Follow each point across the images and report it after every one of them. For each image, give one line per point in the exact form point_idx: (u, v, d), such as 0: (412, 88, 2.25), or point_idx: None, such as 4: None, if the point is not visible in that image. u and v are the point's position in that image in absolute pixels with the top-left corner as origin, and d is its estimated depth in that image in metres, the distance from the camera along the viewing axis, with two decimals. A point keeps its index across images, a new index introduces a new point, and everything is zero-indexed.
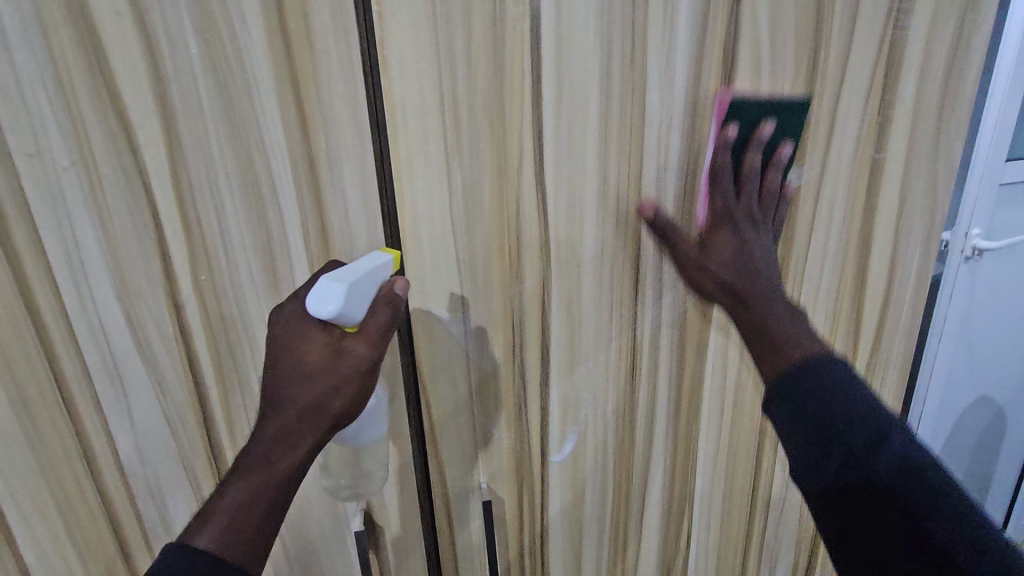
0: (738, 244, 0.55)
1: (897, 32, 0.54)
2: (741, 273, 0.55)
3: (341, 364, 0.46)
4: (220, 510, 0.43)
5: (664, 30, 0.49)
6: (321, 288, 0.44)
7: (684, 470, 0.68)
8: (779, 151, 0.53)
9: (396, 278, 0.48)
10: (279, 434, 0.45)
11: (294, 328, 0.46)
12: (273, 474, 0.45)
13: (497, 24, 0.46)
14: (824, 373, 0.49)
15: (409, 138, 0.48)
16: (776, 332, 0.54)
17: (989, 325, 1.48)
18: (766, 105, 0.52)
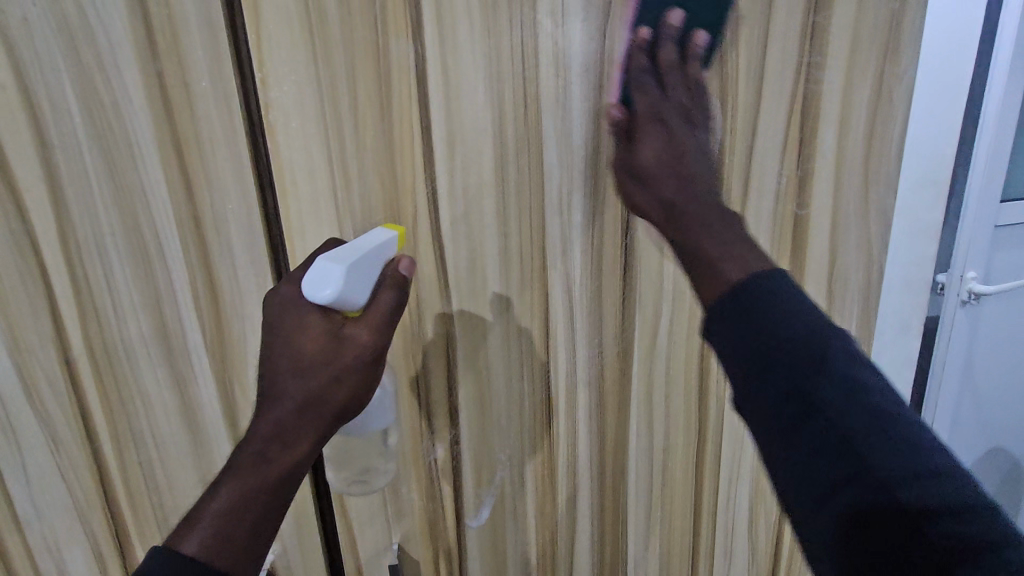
0: (667, 139, 0.46)
1: (810, 85, 0.52)
2: (668, 162, 0.45)
3: (342, 357, 0.44)
4: (209, 511, 0.40)
5: (556, 90, 0.49)
6: (318, 268, 0.41)
7: (614, 535, 0.64)
8: (693, 39, 0.46)
9: (400, 257, 0.46)
10: (275, 431, 0.43)
11: (290, 314, 0.43)
12: (268, 472, 0.42)
13: (384, 86, 0.46)
14: (758, 302, 0.38)
15: (299, 199, 0.48)
16: (683, 201, 0.45)
17: (996, 371, 1.40)
18: None
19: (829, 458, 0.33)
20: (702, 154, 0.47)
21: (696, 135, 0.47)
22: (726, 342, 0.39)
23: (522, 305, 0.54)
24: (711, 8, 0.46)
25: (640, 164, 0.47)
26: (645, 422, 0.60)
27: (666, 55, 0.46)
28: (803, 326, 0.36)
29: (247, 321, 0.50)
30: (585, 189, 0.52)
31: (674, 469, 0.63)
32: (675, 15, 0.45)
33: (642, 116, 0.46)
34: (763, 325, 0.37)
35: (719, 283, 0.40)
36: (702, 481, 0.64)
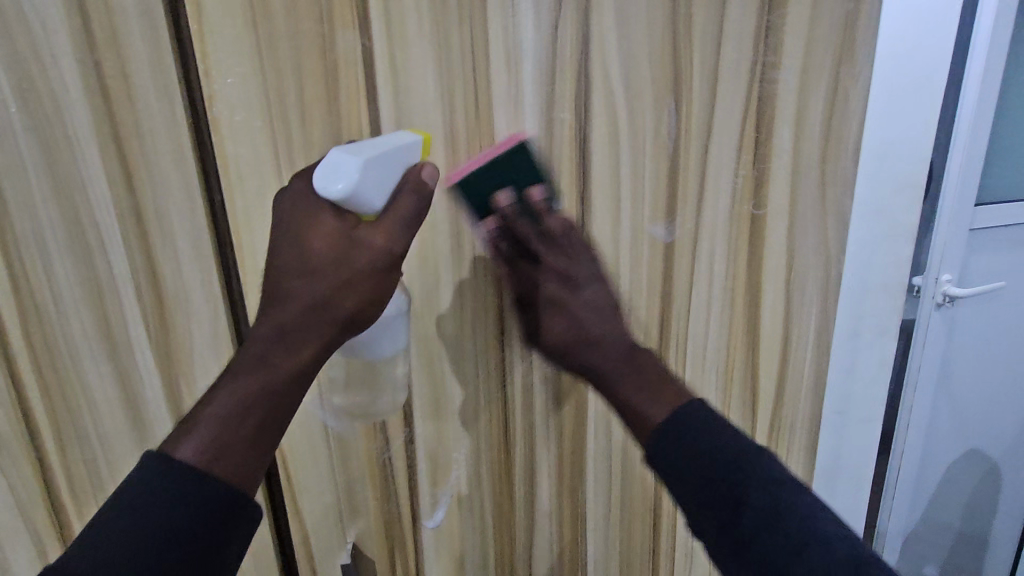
0: (594, 307, 0.50)
1: (765, 84, 0.52)
2: (607, 329, 0.50)
3: (355, 258, 0.41)
4: (207, 415, 0.37)
5: (509, 86, 0.48)
6: (332, 163, 0.40)
7: (574, 534, 0.64)
8: (530, 197, 0.45)
9: (425, 162, 0.43)
10: (279, 333, 0.40)
11: (300, 211, 0.41)
12: (272, 376, 0.40)
13: (331, 81, 0.46)
14: (687, 430, 0.44)
15: (245, 194, 0.48)
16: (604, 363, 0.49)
17: (972, 375, 1.41)
18: (497, 171, 0.44)
19: (712, 507, 0.42)
20: (604, 316, 0.51)
21: (581, 295, 0.51)
22: (675, 468, 0.43)
23: (477, 304, 0.54)
24: (530, 171, 0.45)
25: (556, 344, 0.51)
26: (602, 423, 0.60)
27: (522, 230, 0.47)
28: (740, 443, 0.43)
29: (194, 316, 0.50)
30: None
31: (630, 465, 0.64)
32: (506, 190, 0.44)
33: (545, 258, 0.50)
34: (701, 460, 0.43)
35: (647, 422, 0.46)
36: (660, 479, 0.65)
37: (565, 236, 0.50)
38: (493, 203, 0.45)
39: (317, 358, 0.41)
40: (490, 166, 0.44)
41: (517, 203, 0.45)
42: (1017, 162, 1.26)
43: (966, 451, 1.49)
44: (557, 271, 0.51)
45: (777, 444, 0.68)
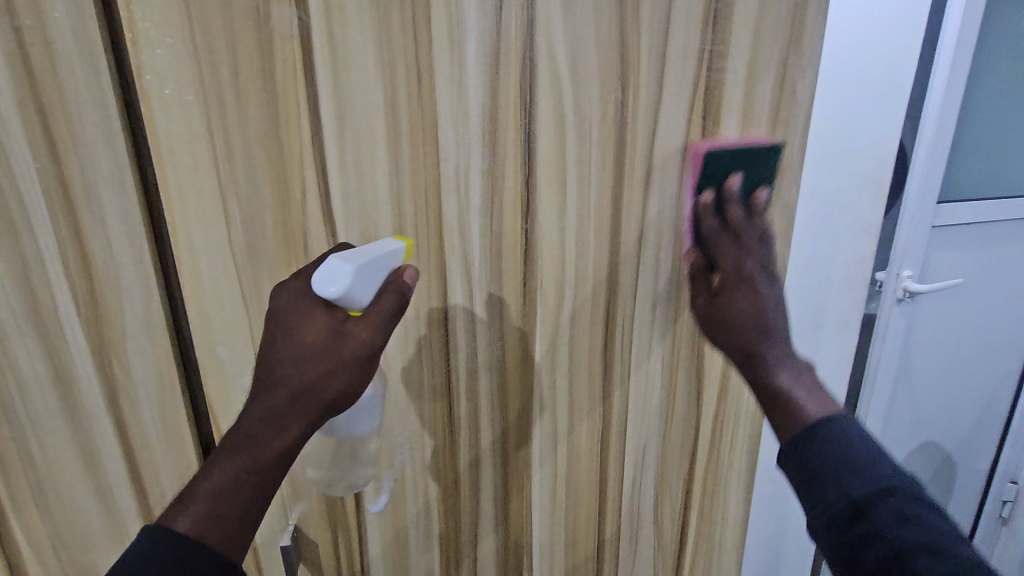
0: (754, 296, 0.53)
1: (711, 74, 0.53)
2: (753, 315, 0.53)
3: (341, 349, 0.43)
4: (200, 493, 0.40)
5: (453, 65, 0.48)
6: (327, 267, 0.43)
7: (518, 519, 0.64)
8: (756, 195, 0.55)
9: (406, 266, 0.47)
10: (266, 417, 0.42)
11: (295, 304, 0.44)
12: (260, 457, 0.41)
13: (266, 55, 0.45)
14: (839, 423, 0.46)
15: (178, 170, 0.46)
16: (767, 347, 0.51)
17: (931, 369, 1.44)
18: (736, 159, 0.54)
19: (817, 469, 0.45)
20: (781, 308, 0.53)
21: (773, 285, 0.54)
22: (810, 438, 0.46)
23: (420, 292, 0.53)
24: (762, 174, 0.55)
25: (725, 312, 0.55)
26: (549, 408, 0.61)
27: (734, 215, 0.54)
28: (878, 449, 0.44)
29: (125, 295, 0.48)
30: (484, 170, 0.51)
31: (578, 456, 0.64)
32: (762, 192, 0.55)
33: (711, 240, 0.55)
34: (825, 476, 0.44)
35: (803, 418, 0.47)
36: (607, 467, 0.65)
37: (753, 229, 0.54)
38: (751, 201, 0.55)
39: (300, 441, 0.43)
40: (731, 152, 0.53)
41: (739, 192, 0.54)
42: (982, 161, 1.28)
43: (924, 443, 1.53)
44: (760, 232, 0.55)
45: (721, 433, 0.69)
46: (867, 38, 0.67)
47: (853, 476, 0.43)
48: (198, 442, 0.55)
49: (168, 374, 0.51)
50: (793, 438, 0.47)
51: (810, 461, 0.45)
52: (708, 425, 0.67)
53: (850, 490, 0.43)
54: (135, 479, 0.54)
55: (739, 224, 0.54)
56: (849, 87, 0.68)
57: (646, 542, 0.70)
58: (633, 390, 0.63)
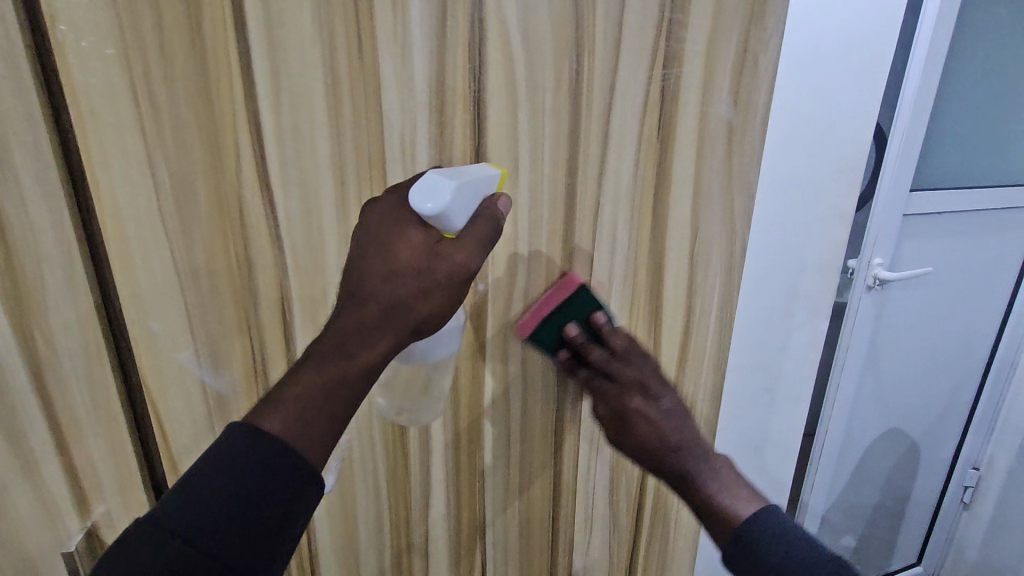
0: (652, 430, 0.60)
1: (671, 44, 0.51)
2: (658, 446, 0.60)
3: (435, 269, 0.43)
4: (291, 396, 0.40)
5: (395, 26, 0.45)
6: (425, 185, 0.43)
7: (471, 501, 0.63)
8: (594, 320, 0.57)
9: (499, 195, 0.48)
10: (356, 331, 0.42)
11: (391, 222, 0.44)
12: (349, 369, 0.42)
13: (193, 7, 0.42)
14: (767, 520, 0.52)
15: (99, 128, 0.43)
16: (670, 454, 0.59)
17: (899, 357, 1.45)
18: (559, 315, 0.57)
19: (741, 547, 0.52)
20: (663, 382, 0.62)
21: (659, 399, 0.61)
22: (750, 522, 0.52)
23: None
24: (590, 304, 0.57)
25: (640, 450, 0.60)
26: (501, 388, 0.59)
27: (594, 356, 0.58)
28: (804, 550, 0.49)
29: (46, 263, 0.45)
30: (430, 139, 0.49)
31: (531, 437, 0.63)
32: (570, 330, 0.57)
33: (588, 389, 0.61)
34: (754, 549, 0.51)
35: (732, 522, 0.53)
36: (560, 448, 0.64)
37: (620, 337, 0.58)
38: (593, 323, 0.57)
39: (387, 360, 0.43)
40: (554, 308, 0.56)
41: (583, 334, 0.58)
42: (956, 150, 1.28)
43: (890, 429, 1.56)
44: (631, 351, 0.60)
45: None
46: (841, 18, 0.65)
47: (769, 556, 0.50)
48: (132, 418, 0.53)
49: (96, 347, 0.49)
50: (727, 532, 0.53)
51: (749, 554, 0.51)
52: None
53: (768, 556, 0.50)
54: (65, 456, 0.51)
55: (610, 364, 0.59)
56: (823, 69, 0.66)
57: (600, 525, 0.70)
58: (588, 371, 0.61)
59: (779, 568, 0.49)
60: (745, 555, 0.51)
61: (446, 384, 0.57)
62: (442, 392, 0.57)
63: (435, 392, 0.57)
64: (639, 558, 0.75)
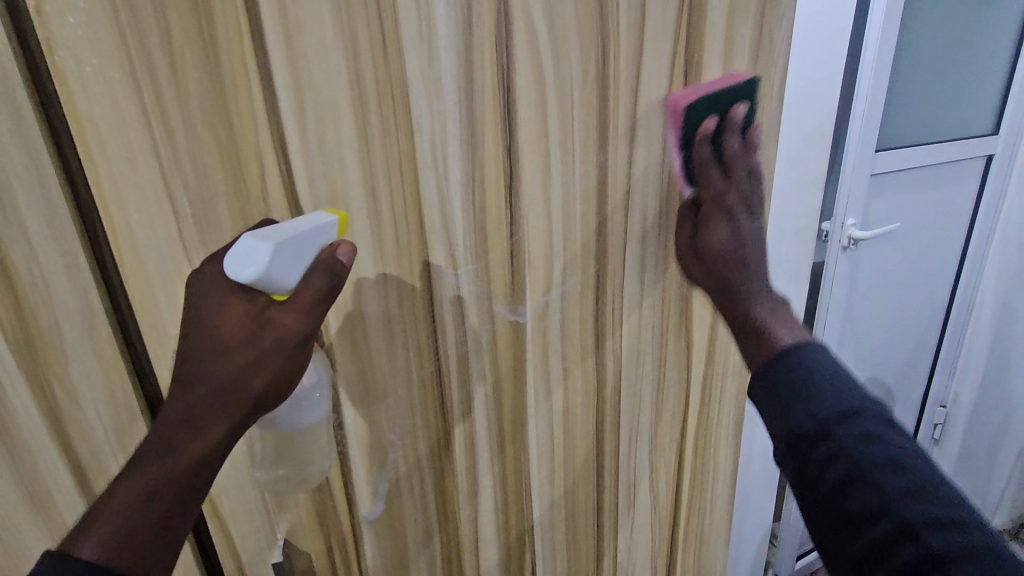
0: (732, 232, 0.56)
1: (691, 29, 0.51)
2: (722, 286, 0.57)
3: (263, 339, 0.39)
4: (110, 506, 0.34)
5: (421, 26, 0.43)
6: (240, 248, 0.36)
7: (519, 503, 0.63)
8: (733, 113, 0.51)
9: (340, 242, 0.42)
10: (183, 419, 0.37)
11: (209, 290, 0.38)
12: (178, 465, 0.37)
13: (205, 18, 0.38)
14: (808, 365, 0.47)
15: (108, 158, 0.39)
16: (743, 254, 0.56)
17: (869, 312, 1.52)
18: (721, 100, 0.50)
19: (800, 405, 0.46)
20: (758, 242, 0.56)
21: (755, 222, 0.57)
22: (770, 385, 0.48)
23: (402, 277, 0.49)
24: (746, 91, 0.51)
25: (705, 248, 0.57)
26: (543, 388, 0.59)
27: (731, 147, 0.52)
28: (829, 394, 0.45)
29: (60, 310, 0.41)
30: (462, 143, 0.47)
31: (574, 432, 0.62)
32: (740, 109, 0.51)
33: (699, 171, 0.53)
34: (796, 394, 0.46)
35: (772, 344, 0.51)
36: (603, 438, 0.64)
37: (745, 159, 0.53)
38: (728, 114, 0.51)
39: (225, 443, 0.38)
40: (712, 98, 0.50)
41: (715, 126, 0.52)
42: (915, 108, 1.34)
43: (870, 380, 1.64)
44: (743, 195, 0.55)
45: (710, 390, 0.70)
46: None
47: (840, 393, 0.45)
48: None
49: (123, 394, 0.45)
50: (773, 380, 0.48)
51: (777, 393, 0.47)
52: (698, 386, 0.69)
53: (823, 413, 0.44)
54: None
55: (743, 159, 0.53)
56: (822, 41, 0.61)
57: (641, 508, 0.71)
58: (625, 361, 0.62)
59: (870, 447, 0.42)
60: (795, 397, 0.46)
61: (324, 445, 0.51)
62: (321, 452, 0.51)
63: (313, 454, 0.50)
64: (678, 533, 0.76)
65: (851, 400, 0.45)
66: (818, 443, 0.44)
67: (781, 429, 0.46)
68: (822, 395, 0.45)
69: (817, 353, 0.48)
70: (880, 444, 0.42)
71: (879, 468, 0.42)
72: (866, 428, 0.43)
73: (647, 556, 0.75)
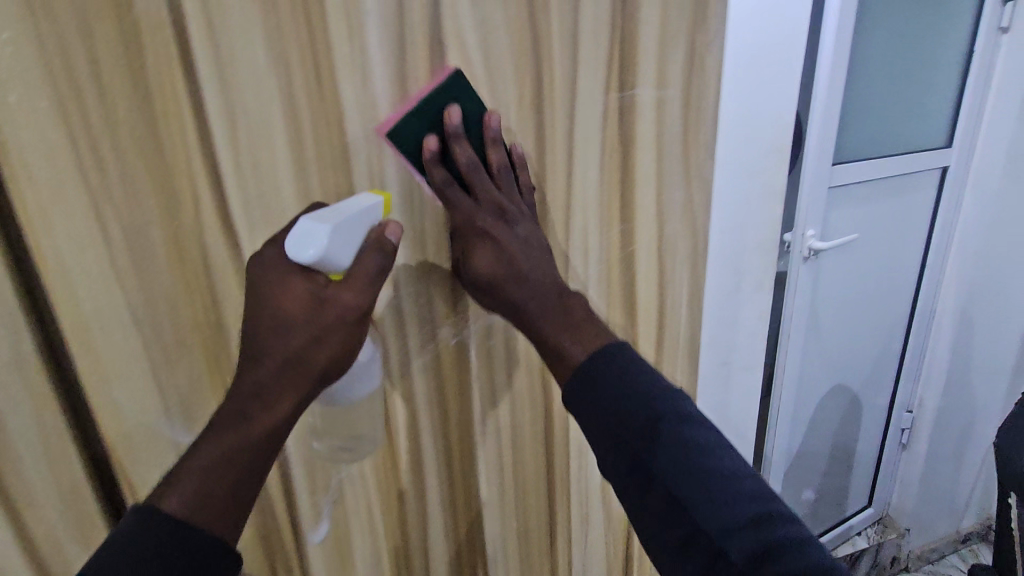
0: (499, 253, 0.47)
1: (624, 55, 0.53)
2: (533, 295, 0.47)
3: (325, 316, 0.42)
4: (189, 467, 0.37)
5: (352, 53, 0.44)
6: (300, 231, 0.41)
7: (469, 519, 0.63)
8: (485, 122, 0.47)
9: (387, 222, 0.45)
10: (253, 392, 0.41)
11: (271, 273, 0.42)
12: (249, 433, 0.40)
13: (132, 47, 0.39)
14: (605, 369, 0.44)
15: (35, 185, 0.39)
16: (515, 261, 0.47)
17: (846, 313, 1.58)
18: (442, 93, 0.45)
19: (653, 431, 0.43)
20: (528, 249, 0.48)
21: (513, 230, 0.48)
22: (589, 385, 0.44)
23: None
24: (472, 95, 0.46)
25: (478, 278, 0.48)
26: (489, 404, 0.59)
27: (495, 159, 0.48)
28: (666, 411, 0.43)
29: None
30: (397, 166, 0.48)
31: (522, 446, 0.63)
32: (491, 117, 0.47)
33: (439, 190, 0.47)
34: (631, 411, 0.43)
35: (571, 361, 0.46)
36: (550, 451, 0.65)
37: (484, 177, 0.48)
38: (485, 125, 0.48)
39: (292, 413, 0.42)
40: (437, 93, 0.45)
41: (470, 125, 0.47)
42: (869, 123, 1.39)
43: (836, 385, 1.68)
44: (495, 203, 0.48)
45: None
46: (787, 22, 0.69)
47: (664, 415, 0.43)
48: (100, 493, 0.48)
49: (54, 423, 0.44)
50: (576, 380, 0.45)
51: (595, 385, 0.44)
52: None
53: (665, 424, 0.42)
54: (30, 552, 0.45)
55: (507, 171, 0.49)
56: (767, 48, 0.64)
57: (593, 520, 0.72)
58: None
59: (701, 469, 0.41)
60: (633, 420, 0.43)
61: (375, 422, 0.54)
62: (371, 427, 0.54)
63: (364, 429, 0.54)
64: (632, 544, 0.77)
65: (670, 421, 0.43)
66: (657, 466, 0.42)
67: (602, 434, 0.44)
68: (655, 417, 0.43)
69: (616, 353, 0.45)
70: (713, 464, 0.42)
71: (705, 489, 0.41)
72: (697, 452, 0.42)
73: (602, 568, 0.76)
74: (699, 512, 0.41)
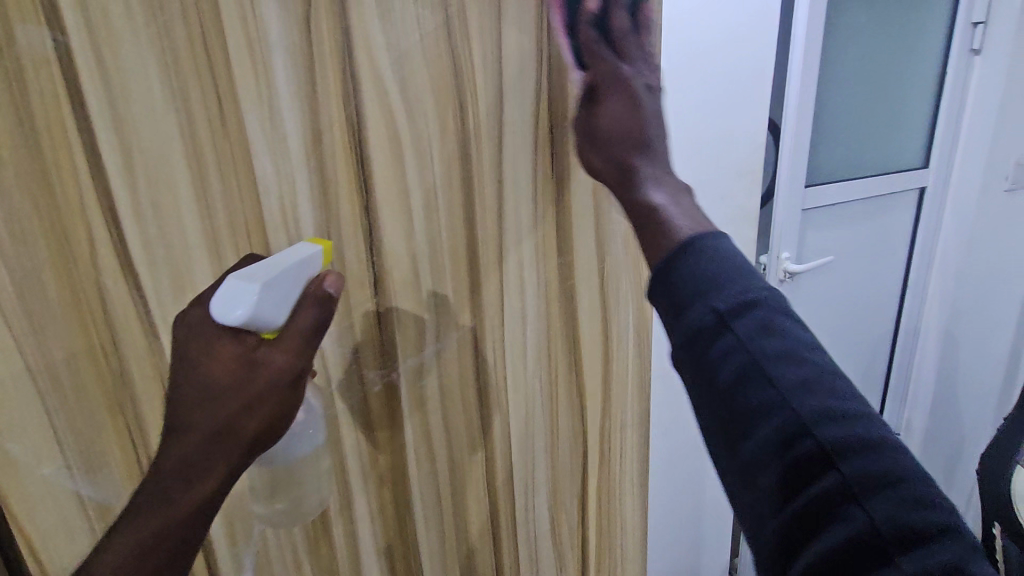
0: (631, 107, 0.49)
1: (553, 90, 0.53)
2: (633, 141, 0.49)
3: (256, 382, 0.39)
4: (105, 561, 0.37)
5: (258, 88, 0.42)
6: (228, 289, 0.37)
7: (407, 569, 0.59)
8: None
9: (327, 273, 0.42)
10: (182, 468, 0.39)
11: (198, 336, 0.38)
12: (173, 515, 0.38)
13: (14, 82, 0.36)
14: (718, 265, 0.40)
15: None
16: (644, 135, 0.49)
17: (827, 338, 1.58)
18: None
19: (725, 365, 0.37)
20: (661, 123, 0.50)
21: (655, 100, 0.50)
22: (676, 305, 0.40)
23: None
24: None
25: (597, 133, 0.52)
26: (424, 447, 0.57)
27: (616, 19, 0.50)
28: (753, 331, 0.37)
29: None
30: (314, 202, 0.46)
31: (463, 490, 0.60)
32: None
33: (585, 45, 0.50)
34: (702, 330, 0.39)
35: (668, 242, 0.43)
36: (495, 494, 0.62)
37: (634, 39, 0.51)
38: None
39: (222, 488, 0.40)
40: None
41: (602, 1, 0.50)
42: (841, 144, 1.38)
43: None
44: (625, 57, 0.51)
45: (610, 436, 0.70)
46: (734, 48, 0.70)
47: (731, 303, 0.38)
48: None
49: None
50: (660, 290, 0.42)
51: (677, 297, 0.40)
52: (595, 434, 0.68)
53: (753, 341, 0.37)
54: None
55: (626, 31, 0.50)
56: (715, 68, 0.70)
57: (544, 563, 0.69)
58: (512, 415, 0.61)
59: (796, 395, 0.36)
60: (707, 350, 0.38)
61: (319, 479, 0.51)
62: (317, 485, 0.51)
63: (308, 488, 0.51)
64: None
65: (775, 345, 0.37)
66: (753, 397, 0.37)
67: (693, 366, 0.39)
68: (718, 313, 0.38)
69: (719, 250, 0.41)
70: (815, 392, 0.36)
71: (814, 424, 0.35)
72: (810, 378, 0.36)
73: None
74: (766, 444, 0.36)
